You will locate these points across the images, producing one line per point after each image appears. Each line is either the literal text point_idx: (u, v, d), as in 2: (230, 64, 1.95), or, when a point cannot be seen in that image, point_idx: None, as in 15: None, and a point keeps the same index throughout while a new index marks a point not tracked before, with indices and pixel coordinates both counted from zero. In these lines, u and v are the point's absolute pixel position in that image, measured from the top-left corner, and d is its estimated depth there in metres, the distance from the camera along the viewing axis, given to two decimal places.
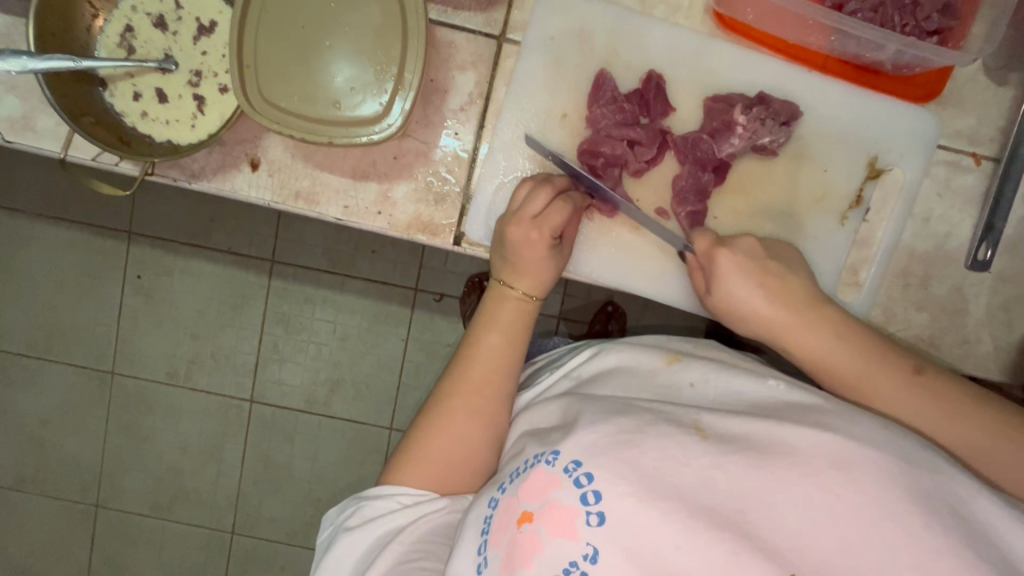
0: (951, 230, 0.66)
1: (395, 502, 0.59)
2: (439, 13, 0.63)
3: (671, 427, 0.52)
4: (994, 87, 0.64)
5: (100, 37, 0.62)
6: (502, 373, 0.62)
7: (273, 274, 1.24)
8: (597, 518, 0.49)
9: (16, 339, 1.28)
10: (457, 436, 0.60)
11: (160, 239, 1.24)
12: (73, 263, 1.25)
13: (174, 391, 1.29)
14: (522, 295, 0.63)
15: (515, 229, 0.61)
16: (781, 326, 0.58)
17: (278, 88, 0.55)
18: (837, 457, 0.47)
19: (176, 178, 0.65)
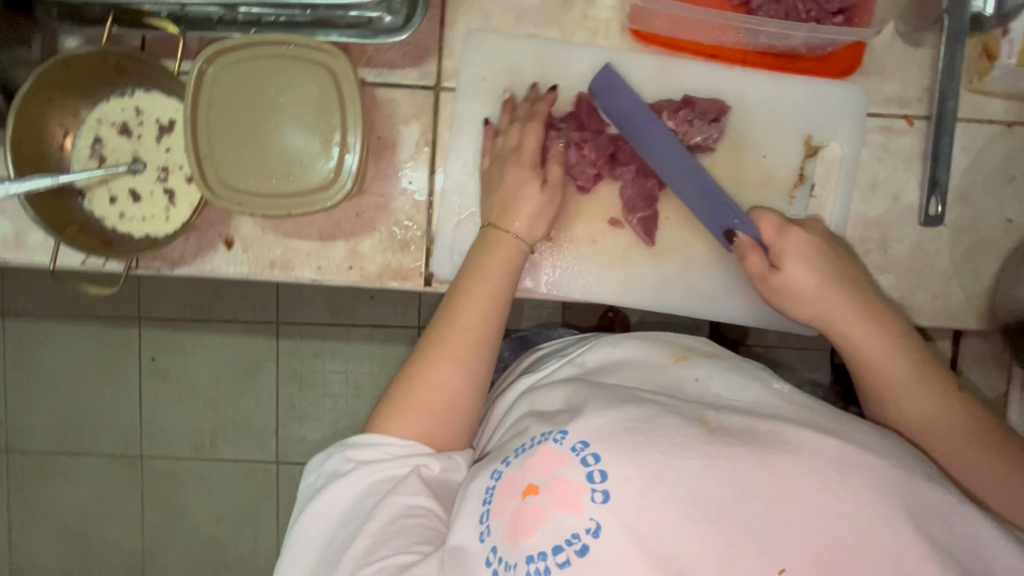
0: (898, 192, 0.68)
1: (386, 452, 0.60)
2: (377, 75, 0.68)
3: (677, 419, 0.53)
4: (911, 50, 0.66)
5: (72, 152, 0.67)
6: (494, 326, 0.63)
7: (281, 334, 1.28)
8: (602, 496, 0.48)
9: (48, 438, 1.33)
10: (446, 387, 0.61)
11: (170, 319, 1.29)
12: (92, 355, 1.31)
13: (202, 464, 1.32)
14: (512, 239, 0.64)
15: (513, 165, 0.64)
16: (845, 314, 0.60)
17: (236, 173, 0.59)
18: (839, 459, 0.48)
19: (159, 268, 0.69)
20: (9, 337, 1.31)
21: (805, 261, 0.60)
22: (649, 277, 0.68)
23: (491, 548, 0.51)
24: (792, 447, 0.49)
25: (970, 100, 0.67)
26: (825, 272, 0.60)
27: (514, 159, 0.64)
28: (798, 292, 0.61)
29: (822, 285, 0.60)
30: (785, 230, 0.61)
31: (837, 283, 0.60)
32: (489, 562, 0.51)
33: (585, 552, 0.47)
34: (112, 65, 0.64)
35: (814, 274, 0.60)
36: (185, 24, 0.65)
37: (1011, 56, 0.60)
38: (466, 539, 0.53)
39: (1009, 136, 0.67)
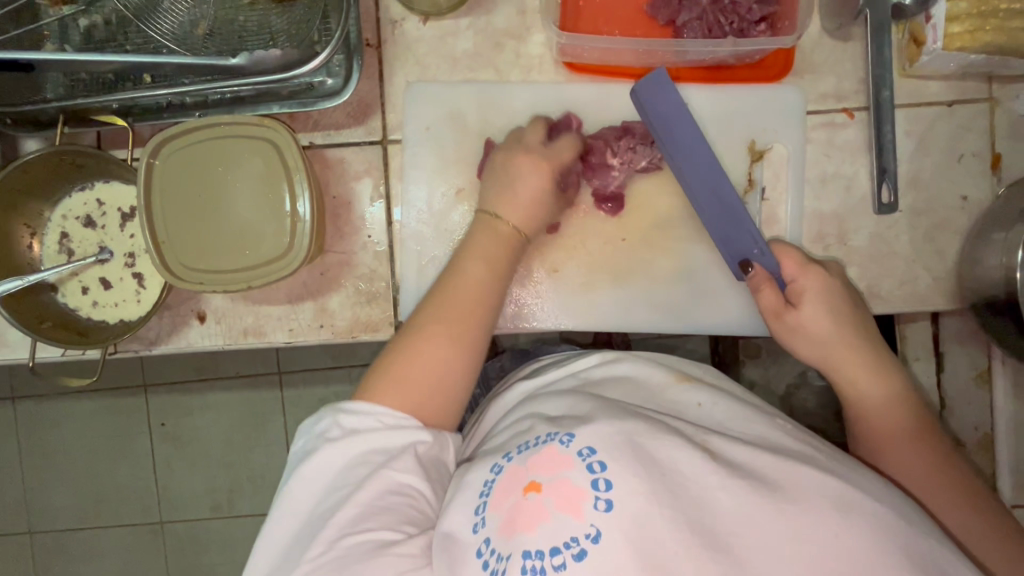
0: (849, 183, 0.68)
1: (378, 418, 0.56)
2: (324, 137, 0.70)
3: (679, 439, 0.48)
4: (840, 45, 0.67)
5: (43, 250, 0.69)
6: (487, 294, 0.61)
7: (284, 384, 1.30)
8: (604, 505, 0.44)
9: (68, 515, 1.35)
10: (434, 357, 0.58)
11: (176, 383, 1.31)
12: (103, 428, 1.33)
13: (222, 523, 1.33)
14: (512, 228, 0.63)
15: (519, 152, 0.64)
16: (848, 350, 0.60)
17: (195, 253, 0.61)
18: (838, 500, 0.45)
19: (136, 349, 0.71)
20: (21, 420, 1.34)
21: (817, 303, 0.60)
22: (615, 299, 0.69)
23: (484, 539, 0.47)
24: (791, 483, 0.46)
25: (907, 85, 0.67)
26: (840, 310, 0.60)
27: (529, 155, 0.64)
28: (810, 330, 0.61)
29: (836, 326, 0.60)
30: (808, 267, 0.61)
31: (847, 321, 0.60)
32: (479, 554, 0.46)
33: (584, 558, 0.43)
34: (69, 162, 0.66)
35: (830, 313, 0.60)
36: (136, 115, 0.68)
37: (937, 40, 0.61)
38: (460, 524, 0.49)
39: (952, 115, 0.67)
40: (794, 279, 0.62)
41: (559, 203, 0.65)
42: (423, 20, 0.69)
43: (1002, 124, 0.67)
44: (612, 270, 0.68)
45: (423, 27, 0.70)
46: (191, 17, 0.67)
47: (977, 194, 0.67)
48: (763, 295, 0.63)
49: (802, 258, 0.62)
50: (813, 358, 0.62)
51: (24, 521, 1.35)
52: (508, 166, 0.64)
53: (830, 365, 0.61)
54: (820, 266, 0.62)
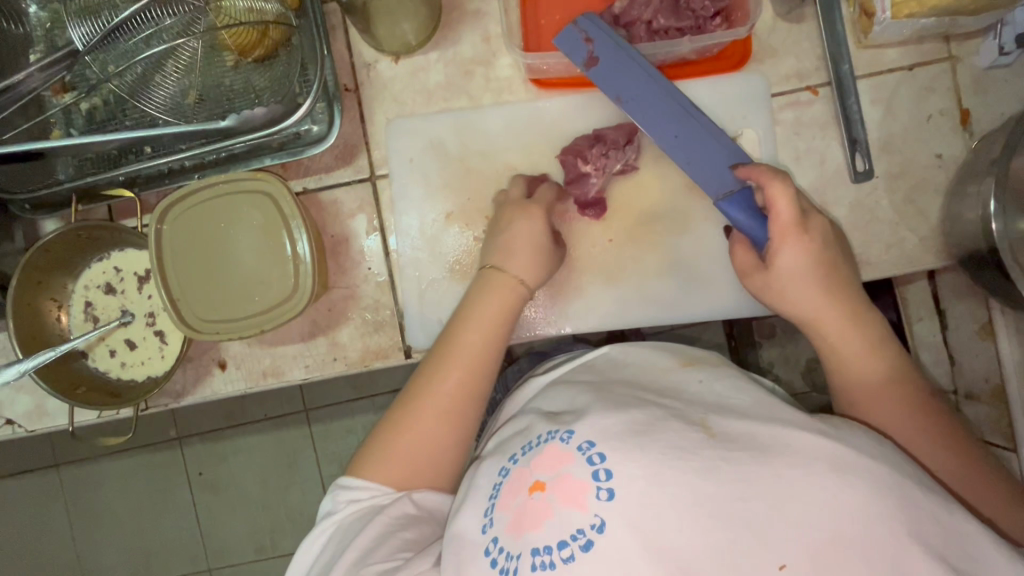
0: (823, 157, 0.70)
1: (365, 493, 0.61)
2: (316, 181, 0.74)
3: (679, 422, 0.50)
4: (795, 27, 0.70)
5: (71, 320, 0.74)
6: (490, 349, 0.64)
7: (312, 421, 1.34)
8: (607, 494, 0.46)
9: (122, 572, 1.39)
10: (426, 433, 0.62)
11: (209, 432, 1.36)
12: (145, 484, 1.38)
13: (268, 563, 1.36)
14: (514, 279, 0.65)
15: (515, 212, 0.67)
16: (814, 317, 0.61)
17: (207, 305, 0.65)
18: (836, 462, 0.46)
19: (166, 403, 0.75)
20: (67, 486, 1.39)
21: (791, 268, 0.60)
22: (610, 297, 0.71)
23: (493, 539, 0.49)
24: (790, 449, 0.47)
25: (866, 55, 0.69)
26: (818, 264, 0.60)
27: (524, 205, 0.67)
28: (778, 285, 0.61)
29: (811, 288, 0.60)
30: (791, 227, 0.60)
31: (824, 281, 0.60)
32: (487, 552, 0.49)
33: (590, 547, 0.45)
34: (86, 237, 0.71)
35: (804, 268, 0.60)
36: (141, 184, 0.73)
37: (885, 9, 0.63)
38: (472, 527, 0.51)
39: (914, 79, 0.69)
40: (772, 238, 0.61)
41: (551, 250, 0.67)
42: (395, 59, 0.73)
43: (965, 81, 0.68)
44: (605, 270, 0.71)
45: (396, 66, 0.73)
46: (181, 87, 0.72)
47: (951, 151, 0.68)
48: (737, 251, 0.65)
49: (792, 213, 0.59)
50: (793, 316, 0.62)
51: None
52: (507, 219, 0.67)
53: (809, 324, 0.61)
54: (808, 234, 0.60)
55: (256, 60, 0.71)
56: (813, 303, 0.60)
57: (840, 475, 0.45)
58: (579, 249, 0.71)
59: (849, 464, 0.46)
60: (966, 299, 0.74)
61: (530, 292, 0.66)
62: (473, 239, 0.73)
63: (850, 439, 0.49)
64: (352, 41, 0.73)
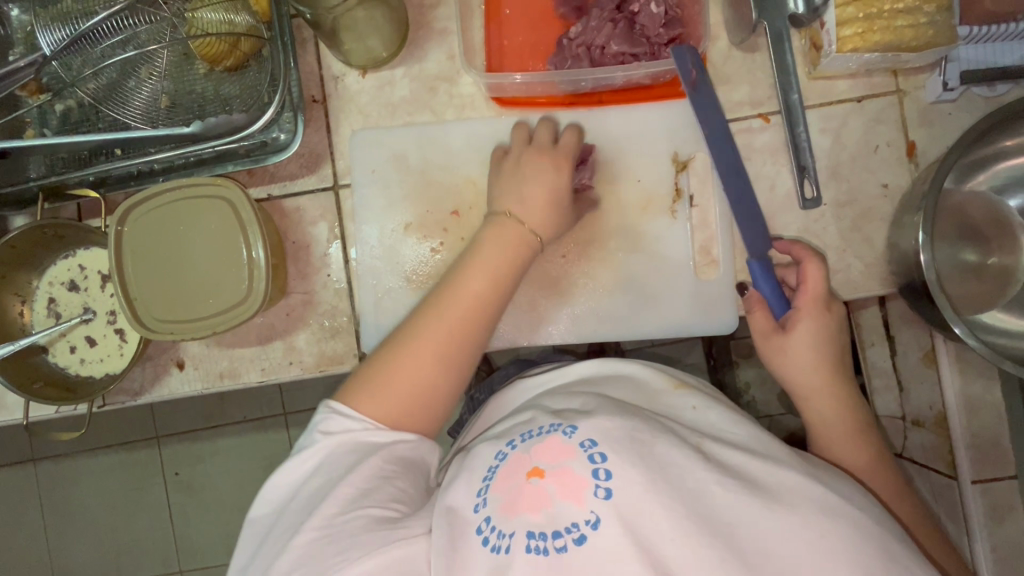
0: (773, 182, 0.72)
1: (363, 421, 0.59)
2: (280, 188, 0.75)
3: (673, 436, 0.53)
4: (748, 56, 0.72)
5: (33, 315, 0.75)
6: (495, 296, 0.63)
7: (289, 425, 1.34)
8: (604, 493, 0.48)
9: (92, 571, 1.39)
10: (429, 359, 0.61)
11: (186, 432, 1.36)
12: (120, 482, 1.38)
13: None
14: (522, 224, 0.64)
15: (547, 161, 0.66)
16: (813, 388, 0.62)
17: (164, 307, 0.66)
18: (822, 501, 0.48)
19: (122, 400, 0.76)
20: (42, 483, 1.39)
21: (812, 343, 0.61)
22: (564, 310, 0.72)
23: (485, 518, 0.50)
24: (777, 480, 0.49)
25: (817, 86, 0.71)
26: (829, 347, 0.61)
27: (551, 154, 0.67)
28: (794, 355, 0.62)
29: (819, 360, 0.61)
30: (819, 303, 0.62)
31: (830, 360, 0.61)
32: (480, 532, 0.50)
33: (582, 542, 0.47)
34: (52, 234, 0.72)
35: (815, 347, 0.61)
36: (110, 185, 0.75)
37: (831, 43, 0.65)
38: (462, 502, 0.53)
39: (863, 110, 0.71)
40: (797, 307, 0.62)
41: (565, 196, 0.66)
42: (363, 72, 0.76)
43: (912, 114, 0.70)
44: (557, 285, 0.72)
45: (363, 80, 0.76)
46: (155, 92, 0.75)
47: (897, 181, 0.70)
48: (756, 314, 0.65)
49: (819, 292, 0.62)
50: (794, 383, 0.63)
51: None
52: (523, 164, 0.67)
53: (806, 394, 0.62)
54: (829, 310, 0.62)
55: (228, 69, 0.73)
56: (813, 376, 0.61)
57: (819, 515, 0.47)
58: (534, 262, 0.72)
59: (831, 505, 0.48)
60: (912, 327, 0.76)
61: (542, 244, 0.66)
62: (432, 249, 0.74)
63: (832, 481, 0.51)
64: (322, 54, 0.76)
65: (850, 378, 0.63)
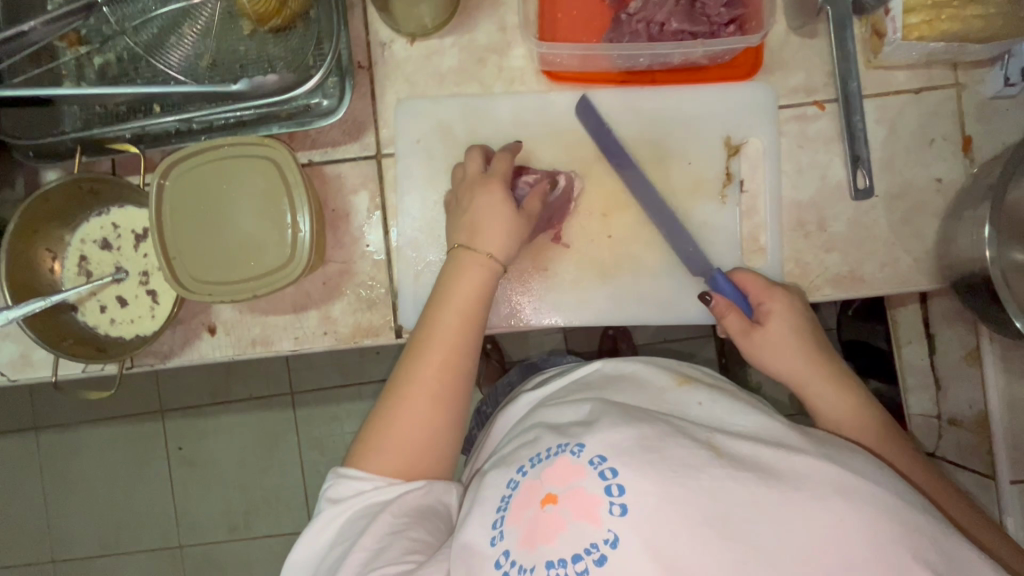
0: (825, 171, 0.71)
1: (370, 483, 0.58)
2: (322, 154, 0.74)
3: (687, 439, 0.50)
4: (807, 41, 0.71)
5: (63, 272, 0.74)
6: (469, 324, 0.62)
7: (296, 404, 1.33)
8: (620, 510, 0.46)
9: (91, 542, 1.37)
10: (420, 412, 0.60)
11: (193, 407, 1.35)
12: (123, 454, 1.36)
13: (240, 544, 1.35)
14: (487, 255, 0.63)
15: (478, 188, 0.65)
16: (801, 377, 0.62)
17: (206, 267, 0.65)
18: (840, 485, 0.47)
19: (152, 363, 0.74)
20: (44, 452, 1.38)
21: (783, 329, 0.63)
22: (605, 292, 0.72)
23: (502, 552, 0.48)
24: (799, 474, 0.48)
25: (874, 76, 0.70)
26: (804, 332, 0.63)
27: (482, 182, 0.65)
28: (778, 345, 0.63)
29: (799, 342, 0.63)
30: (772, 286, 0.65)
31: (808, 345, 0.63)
32: (498, 566, 0.48)
33: (604, 562, 0.45)
34: (87, 190, 0.71)
35: (790, 335, 0.63)
36: (147, 142, 0.73)
37: (896, 30, 0.64)
38: (478, 538, 0.50)
39: (919, 102, 0.70)
40: (759, 301, 0.65)
41: (524, 221, 0.65)
42: (410, 40, 0.74)
43: (969, 108, 0.69)
44: (599, 266, 0.71)
45: (411, 48, 0.74)
46: (197, 49, 0.72)
47: (950, 176, 0.69)
48: (728, 319, 0.65)
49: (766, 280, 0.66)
50: (785, 376, 0.63)
51: (47, 551, 1.38)
52: (473, 198, 0.65)
53: (798, 384, 0.62)
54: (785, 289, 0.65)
55: (273, 30, 0.71)
56: (801, 363, 0.62)
57: (841, 499, 0.46)
58: (578, 241, 0.71)
59: (851, 488, 0.47)
60: (954, 326, 0.74)
61: (505, 264, 0.64)
62: None
63: (850, 463, 0.50)
64: (369, 19, 0.74)
65: (835, 359, 0.63)
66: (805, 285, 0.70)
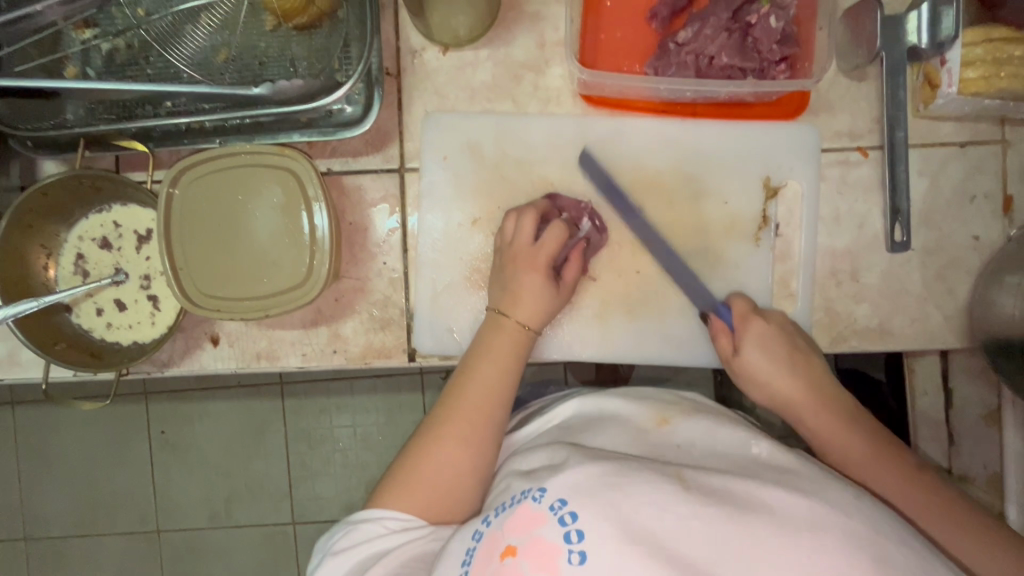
0: (863, 220, 0.69)
1: (382, 526, 0.58)
2: (342, 163, 0.70)
3: (655, 473, 0.51)
4: (855, 84, 0.69)
5: (57, 270, 0.69)
6: (506, 377, 0.63)
7: (285, 394, 1.23)
8: (578, 557, 0.46)
9: (63, 522, 1.27)
10: (454, 458, 0.59)
11: (175, 392, 1.24)
12: (103, 435, 1.26)
13: (220, 533, 1.25)
14: (519, 323, 0.64)
15: (523, 261, 0.64)
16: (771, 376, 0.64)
17: (213, 282, 0.63)
18: (810, 518, 0.46)
19: (149, 371, 0.70)
20: (13, 426, 1.26)
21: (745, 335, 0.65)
22: (628, 329, 0.69)
23: None
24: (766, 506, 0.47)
25: (920, 126, 0.68)
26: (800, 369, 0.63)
27: (526, 257, 0.64)
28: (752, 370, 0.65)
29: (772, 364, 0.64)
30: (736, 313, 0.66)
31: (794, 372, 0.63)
32: None
33: None
34: (88, 185, 0.66)
35: (769, 359, 0.64)
36: (155, 139, 0.68)
37: (952, 84, 0.62)
38: None
39: (964, 156, 0.68)
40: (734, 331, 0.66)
41: (563, 293, 0.66)
42: (443, 50, 0.70)
43: (1013, 166, 0.68)
44: (625, 301, 0.69)
45: (443, 57, 0.70)
46: (213, 43, 0.67)
47: (988, 236, 0.68)
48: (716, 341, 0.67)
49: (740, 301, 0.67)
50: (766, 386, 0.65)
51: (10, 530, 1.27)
52: (513, 256, 0.65)
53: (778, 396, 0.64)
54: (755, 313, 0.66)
55: (297, 27, 0.67)
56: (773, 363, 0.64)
57: (812, 538, 0.45)
58: (606, 273, 0.69)
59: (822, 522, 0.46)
60: (976, 381, 0.77)
61: (539, 330, 0.65)
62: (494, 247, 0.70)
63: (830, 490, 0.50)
64: (402, 24, 0.70)
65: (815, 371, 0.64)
66: (833, 335, 0.69)
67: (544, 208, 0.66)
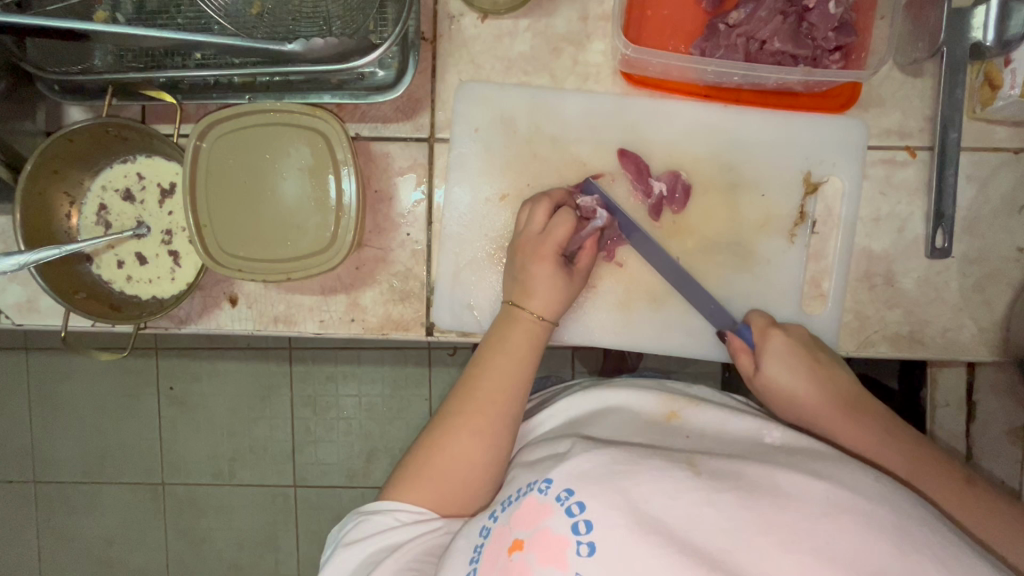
0: (904, 223, 0.66)
1: (395, 518, 0.58)
2: (370, 129, 0.68)
3: (664, 460, 0.50)
4: (910, 80, 0.66)
5: (79, 219, 0.69)
6: (515, 382, 0.61)
7: (293, 359, 1.24)
8: (587, 549, 0.46)
9: (71, 467, 1.29)
10: (459, 454, 0.59)
11: (185, 349, 1.25)
12: (114, 386, 1.27)
13: (223, 489, 1.27)
14: (533, 315, 0.63)
15: (535, 252, 0.63)
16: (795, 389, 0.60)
17: (235, 238, 0.62)
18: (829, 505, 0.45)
19: (166, 326, 0.70)
20: (25, 371, 1.28)
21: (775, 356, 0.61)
22: (650, 314, 0.68)
23: None
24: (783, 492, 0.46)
25: (974, 129, 0.65)
26: (813, 382, 0.60)
27: (536, 245, 0.63)
28: (778, 389, 0.61)
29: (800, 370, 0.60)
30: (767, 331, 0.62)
31: (806, 364, 0.60)
32: None
33: None
34: (113, 134, 0.65)
35: (795, 373, 0.60)
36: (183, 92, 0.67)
37: (1015, 86, 0.59)
38: None
39: (1017, 163, 0.65)
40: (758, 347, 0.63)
41: (577, 283, 0.64)
42: (481, 17, 0.68)
43: None
44: (648, 286, 0.67)
45: (481, 25, 0.68)
46: None
47: None
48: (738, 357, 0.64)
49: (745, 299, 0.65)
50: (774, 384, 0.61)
51: (20, 471, 1.30)
52: (526, 251, 0.63)
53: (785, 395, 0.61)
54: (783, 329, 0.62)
55: None
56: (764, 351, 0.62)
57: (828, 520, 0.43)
58: (632, 259, 0.67)
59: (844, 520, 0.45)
60: (1002, 397, 0.75)
61: (553, 322, 0.64)
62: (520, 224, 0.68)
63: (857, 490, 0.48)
64: None
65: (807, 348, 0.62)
66: (863, 338, 0.67)
67: (560, 196, 0.65)
